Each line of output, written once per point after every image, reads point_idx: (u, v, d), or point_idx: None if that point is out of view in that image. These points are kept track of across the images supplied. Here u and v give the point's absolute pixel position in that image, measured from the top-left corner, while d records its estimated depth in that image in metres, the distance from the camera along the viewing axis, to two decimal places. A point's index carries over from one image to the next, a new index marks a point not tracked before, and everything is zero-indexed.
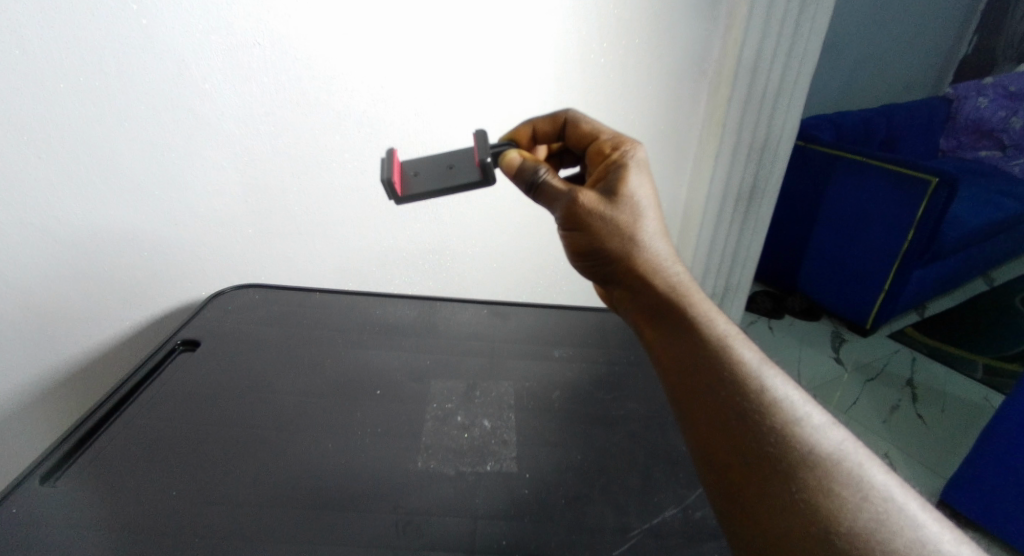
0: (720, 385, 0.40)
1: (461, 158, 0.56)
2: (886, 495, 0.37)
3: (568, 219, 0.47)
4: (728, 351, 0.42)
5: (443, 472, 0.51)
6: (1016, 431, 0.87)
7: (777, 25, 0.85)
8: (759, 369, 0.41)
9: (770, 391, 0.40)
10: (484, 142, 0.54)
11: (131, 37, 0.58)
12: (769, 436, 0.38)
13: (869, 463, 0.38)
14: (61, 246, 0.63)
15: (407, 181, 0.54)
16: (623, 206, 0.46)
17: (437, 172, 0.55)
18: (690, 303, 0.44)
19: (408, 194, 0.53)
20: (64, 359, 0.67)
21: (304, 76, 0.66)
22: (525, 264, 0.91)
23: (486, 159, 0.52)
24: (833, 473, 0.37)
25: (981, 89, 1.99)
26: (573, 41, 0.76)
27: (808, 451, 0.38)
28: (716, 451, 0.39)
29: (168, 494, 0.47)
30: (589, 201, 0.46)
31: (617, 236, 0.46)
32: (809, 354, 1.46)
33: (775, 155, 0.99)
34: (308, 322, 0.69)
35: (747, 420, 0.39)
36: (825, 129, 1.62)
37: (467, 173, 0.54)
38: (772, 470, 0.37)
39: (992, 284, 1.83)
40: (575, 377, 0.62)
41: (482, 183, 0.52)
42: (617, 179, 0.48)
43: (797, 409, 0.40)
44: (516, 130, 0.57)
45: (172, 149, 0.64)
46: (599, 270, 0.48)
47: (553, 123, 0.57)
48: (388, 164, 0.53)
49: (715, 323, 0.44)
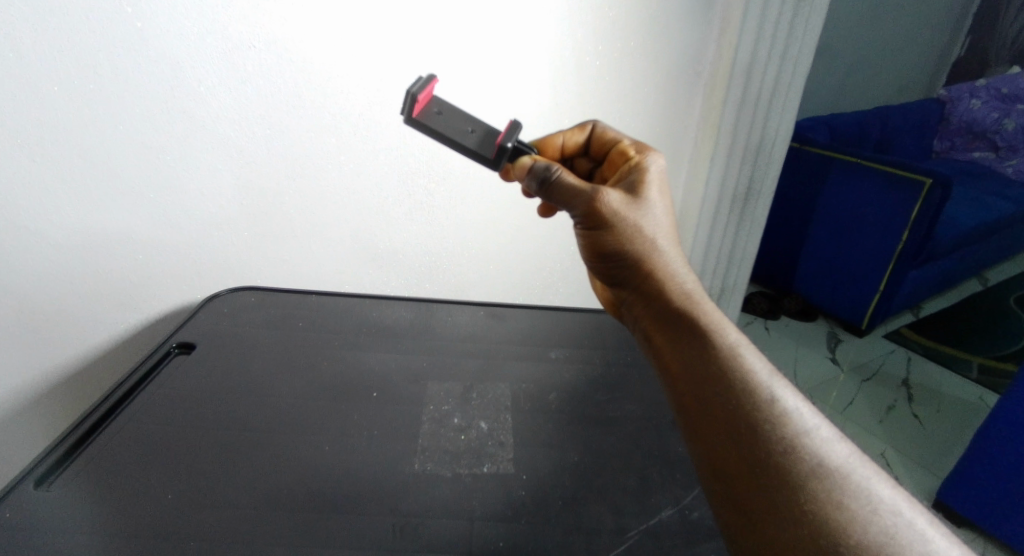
0: (730, 391, 0.41)
1: (487, 131, 0.54)
2: (894, 509, 0.37)
3: (588, 217, 0.47)
4: (738, 361, 0.43)
5: (440, 473, 0.51)
6: (1009, 431, 0.88)
7: (771, 27, 0.86)
8: (769, 378, 0.42)
9: (780, 401, 0.41)
10: (515, 129, 0.53)
11: (127, 41, 0.58)
12: (777, 445, 0.39)
13: (876, 478, 0.39)
14: (58, 249, 0.64)
15: (427, 112, 0.53)
16: (643, 209, 0.48)
17: (459, 125, 0.53)
18: (703, 310, 0.45)
19: (419, 120, 0.51)
20: (60, 362, 0.68)
21: (300, 80, 0.66)
22: (522, 267, 0.92)
23: (505, 145, 0.51)
24: (842, 485, 0.38)
25: (975, 90, 1.99)
26: (569, 44, 0.77)
27: (817, 462, 0.39)
28: (722, 457, 0.39)
29: (165, 498, 0.48)
30: (611, 201, 0.47)
31: (637, 237, 0.47)
32: (805, 354, 1.46)
33: (770, 156, 0.98)
34: (306, 324, 0.69)
35: (756, 428, 0.40)
36: (819, 130, 1.63)
37: (485, 145, 0.53)
38: (779, 479, 0.38)
39: (986, 284, 1.85)
40: (572, 378, 0.63)
41: (488, 161, 0.52)
42: (640, 185, 0.49)
43: (805, 420, 0.41)
44: (548, 139, 0.58)
45: (169, 152, 0.64)
46: (613, 272, 0.49)
47: (574, 137, 0.59)
48: (421, 84, 0.52)
49: (726, 332, 0.44)
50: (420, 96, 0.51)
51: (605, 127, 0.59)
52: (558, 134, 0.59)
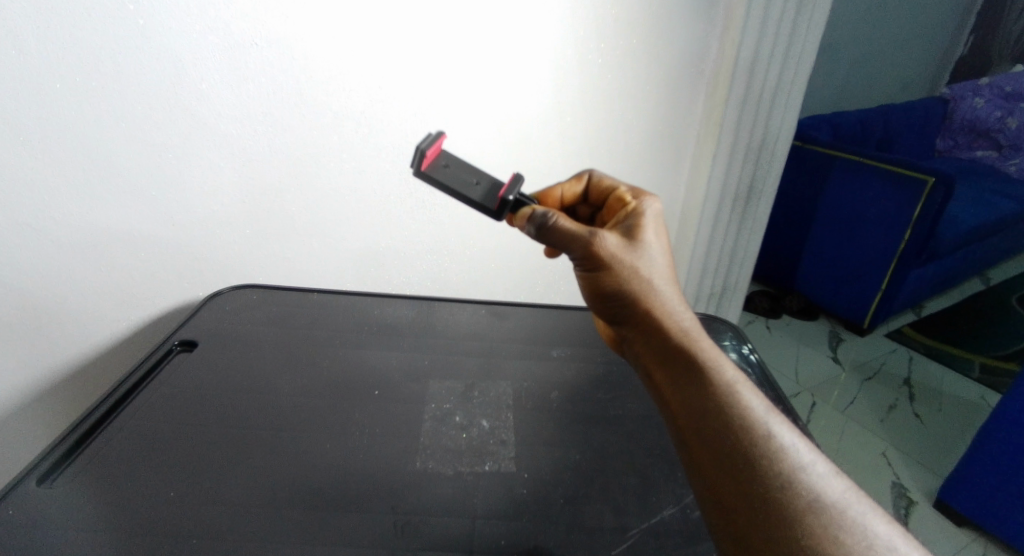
0: (728, 428, 0.41)
1: (492, 183, 0.54)
2: (888, 544, 0.38)
3: (588, 260, 0.46)
4: (737, 400, 0.42)
5: (442, 472, 0.51)
6: (1012, 431, 0.88)
7: (774, 25, 0.85)
8: (766, 414, 0.42)
9: (776, 438, 0.41)
10: (517, 182, 0.53)
11: (128, 37, 0.58)
12: (775, 481, 0.39)
13: (871, 513, 0.39)
14: (61, 247, 0.64)
15: (435, 165, 0.53)
16: (641, 252, 0.47)
17: (466, 177, 0.53)
18: (701, 348, 0.44)
19: (427, 173, 0.52)
20: (62, 360, 0.68)
21: (300, 77, 0.66)
22: (524, 265, 0.92)
23: (508, 196, 0.51)
24: (838, 520, 0.38)
25: (978, 89, 2.01)
26: (572, 42, 0.76)
27: (813, 498, 0.39)
28: (724, 494, 0.39)
29: (167, 495, 0.48)
30: (608, 243, 0.46)
31: (635, 277, 0.46)
32: (807, 354, 1.46)
33: (772, 155, 0.98)
34: (307, 322, 0.69)
35: (755, 465, 0.40)
36: (821, 129, 1.63)
37: (490, 198, 0.52)
38: (777, 515, 0.38)
39: (988, 284, 1.84)
40: (573, 377, 0.63)
41: (492, 212, 0.51)
42: (636, 228, 0.49)
43: (802, 456, 0.41)
44: (546, 192, 0.58)
45: (170, 149, 0.64)
46: (611, 311, 0.48)
47: (573, 187, 0.58)
48: (431, 140, 0.53)
49: (724, 370, 0.44)
50: (428, 152, 0.52)
51: (603, 175, 0.58)
52: (557, 185, 0.59)
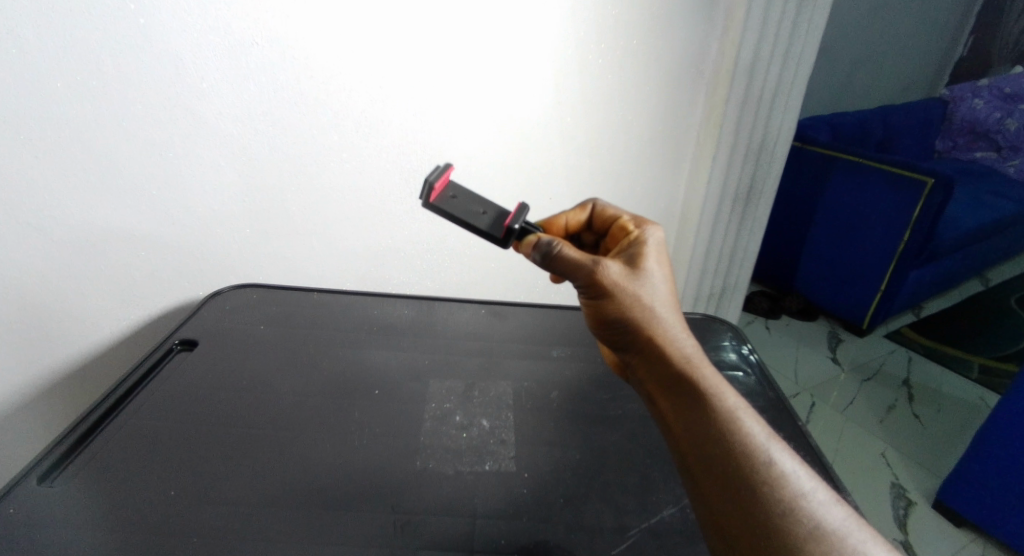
0: (730, 455, 0.41)
1: (500, 212, 0.54)
2: None
3: (590, 288, 0.47)
4: (738, 427, 0.42)
5: (442, 471, 0.51)
6: (1011, 432, 0.88)
7: (774, 24, 0.86)
8: (767, 441, 0.42)
9: (778, 465, 0.41)
10: (523, 212, 0.52)
11: (130, 37, 0.58)
12: (776, 508, 0.39)
13: (873, 542, 0.39)
14: (61, 246, 0.64)
15: (442, 196, 0.53)
16: (644, 280, 0.47)
17: (473, 207, 0.53)
18: (703, 376, 0.44)
19: (436, 205, 0.52)
20: (62, 360, 0.68)
21: (302, 76, 0.66)
22: (524, 265, 0.92)
23: (515, 225, 0.51)
24: (839, 547, 0.38)
25: (977, 90, 2.01)
26: (572, 43, 0.77)
27: (814, 526, 0.39)
28: (727, 520, 0.40)
29: (167, 494, 0.48)
30: (611, 271, 0.46)
31: (637, 305, 0.46)
32: (806, 354, 1.46)
33: (772, 154, 0.99)
34: (307, 323, 0.69)
35: (757, 492, 0.40)
36: (821, 130, 1.63)
37: (497, 227, 0.52)
38: (779, 542, 0.38)
39: (987, 284, 1.85)
40: (573, 377, 0.63)
41: (499, 240, 0.51)
42: (639, 256, 0.49)
43: (803, 484, 0.40)
44: (550, 220, 0.58)
45: (171, 148, 0.64)
46: (615, 337, 0.48)
47: (577, 216, 0.58)
48: (437, 171, 0.53)
49: (726, 397, 0.44)
50: (436, 183, 0.52)
51: (606, 204, 0.58)
52: (562, 214, 0.59)
